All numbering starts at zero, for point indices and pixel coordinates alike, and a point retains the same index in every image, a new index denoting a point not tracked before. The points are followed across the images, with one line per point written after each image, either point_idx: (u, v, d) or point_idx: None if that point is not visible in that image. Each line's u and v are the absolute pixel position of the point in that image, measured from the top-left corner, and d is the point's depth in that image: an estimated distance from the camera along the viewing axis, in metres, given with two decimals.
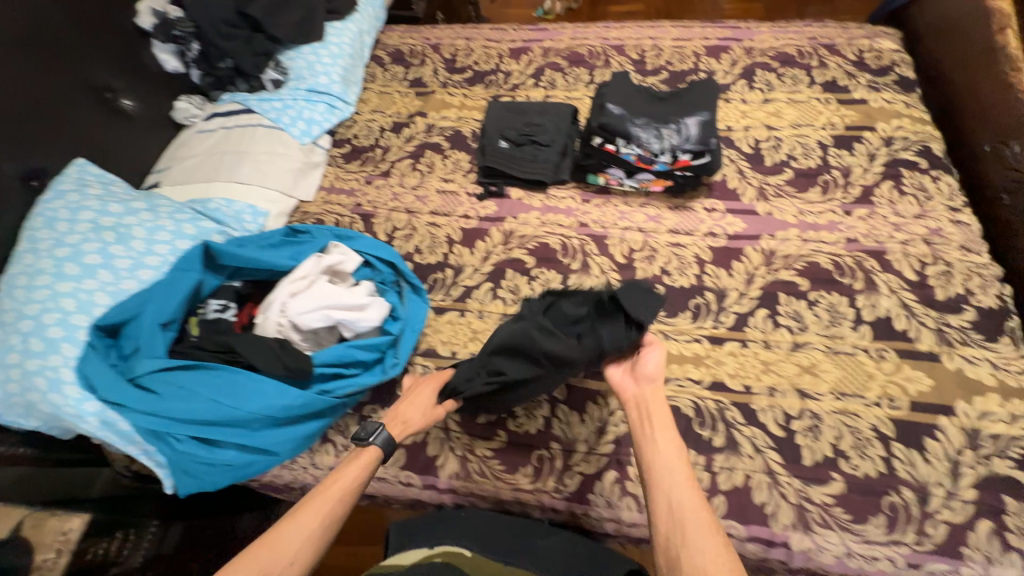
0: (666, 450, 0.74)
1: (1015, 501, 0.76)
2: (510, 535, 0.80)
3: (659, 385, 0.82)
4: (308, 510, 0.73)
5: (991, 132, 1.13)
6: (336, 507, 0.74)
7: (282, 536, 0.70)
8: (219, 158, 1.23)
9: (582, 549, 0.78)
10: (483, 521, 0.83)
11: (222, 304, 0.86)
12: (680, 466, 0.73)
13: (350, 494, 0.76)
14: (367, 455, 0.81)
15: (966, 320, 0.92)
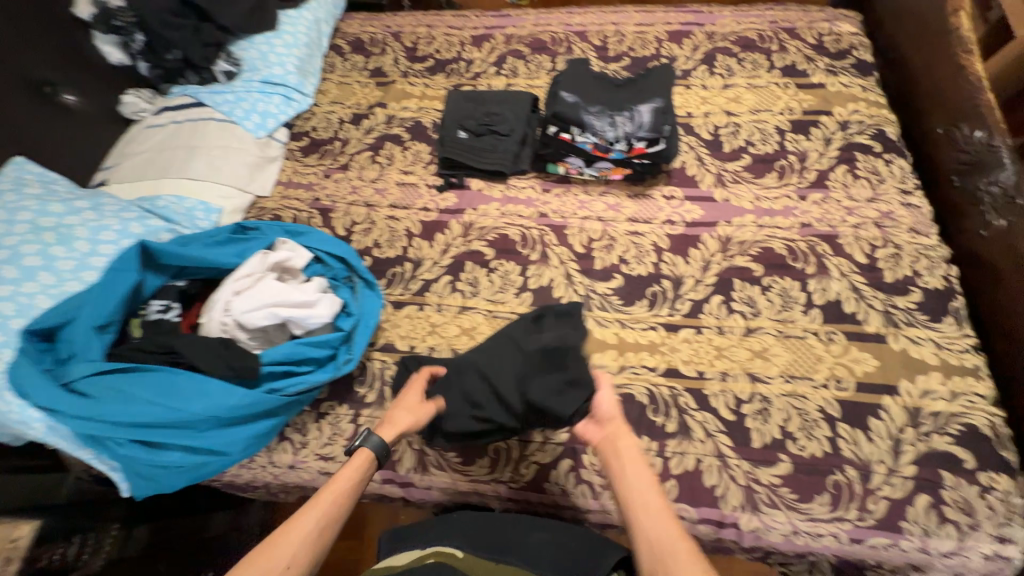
0: (644, 480, 0.69)
1: (951, 475, 0.79)
2: (502, 532, 0.78)
3: (619, 420, 0.77)
4: (309, 509, 0.69)
5: (943, 117, 1.15)
6: (336, 508, 0.71)
7: (282, 536, 0.66)
8: (170, 153, 1.20)
9: (577, 544, 0.76)
10: (475, 520, 0.81)
11: (165, 305, 0.84)
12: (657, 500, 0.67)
13: (348, 498, 0.73)
14: (361, 458, 0.76)
15: (912, 301, 0.93)
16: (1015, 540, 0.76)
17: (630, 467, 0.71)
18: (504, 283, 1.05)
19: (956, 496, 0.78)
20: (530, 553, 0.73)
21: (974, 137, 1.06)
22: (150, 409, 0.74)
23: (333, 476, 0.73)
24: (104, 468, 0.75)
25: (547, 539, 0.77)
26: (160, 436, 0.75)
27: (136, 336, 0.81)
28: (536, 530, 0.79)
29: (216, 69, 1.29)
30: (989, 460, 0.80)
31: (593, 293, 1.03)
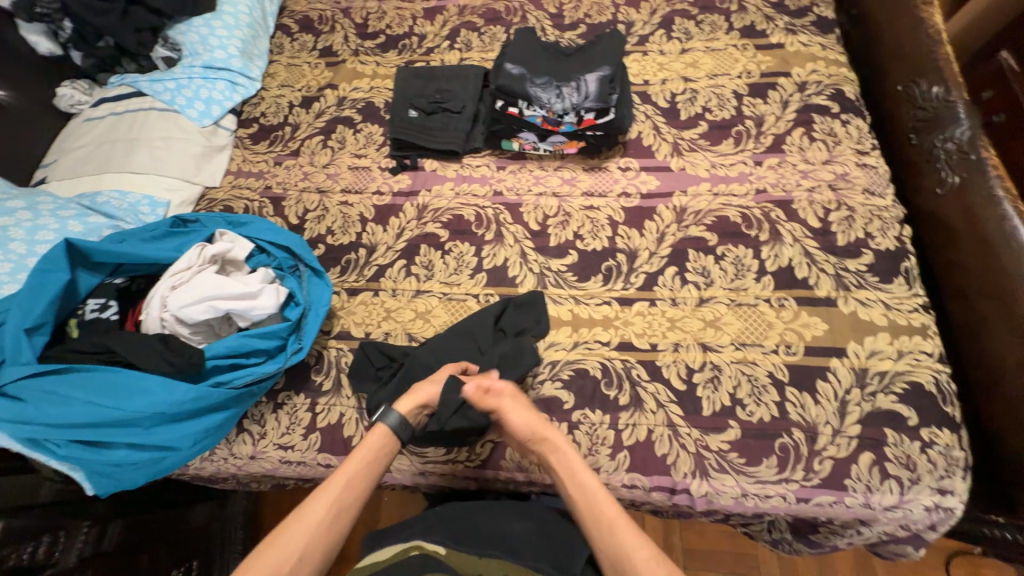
0: (595, 491, 0.74)
1: (894, 432, 0.81)
2: (486, 521, 0.78)
3: (543, 435, 0.79)
4: (319, 497, 0.71)
5: (905, 72, 1.11)
6: (345, 495, 0.72)
7: (292, 525, 0.69)
8: (111, 147, 1.16)
9: (557, 533, 0.77)
10: (458, 509, 0.80)
11: (100, 303, 0.82)
12: (612, 509, 0.72)
13: (358, 481, 0.74)
14: (377, 434, 0.78)
15: (863, 264, 0.93)
16: (955, 491, 0.78)
17: (579, 481, 0.75)
18: (458, 265, 1.04)
19: (899, 452, 0.80)
20: (513, 544, 0.73)
21: (932, 93, 1.04)
22: (88, 409, 0.73)
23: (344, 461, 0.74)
24: (63, 469, 0.75)
25: (530, 529, 0.77)
26: (105, 434, 0.74)
27: (73, 336, 0.80)
28: (520, 518, 0.79)
29: (154, 56, 1.26)
30: (932, 416, 0.81)
31: (548, 271, 1.01)
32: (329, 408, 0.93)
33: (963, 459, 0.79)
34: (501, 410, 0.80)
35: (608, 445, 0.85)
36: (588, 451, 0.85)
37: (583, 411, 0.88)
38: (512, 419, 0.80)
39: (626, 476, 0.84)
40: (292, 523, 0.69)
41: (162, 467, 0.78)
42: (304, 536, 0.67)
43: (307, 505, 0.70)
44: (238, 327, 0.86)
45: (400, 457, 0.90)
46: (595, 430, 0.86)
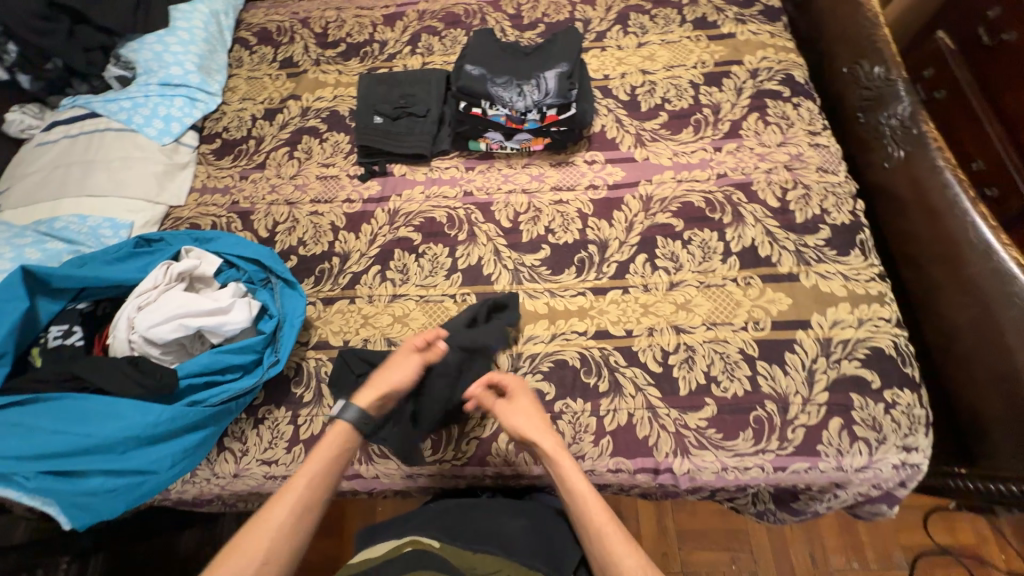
0: (589, 497, 0.75)
1: (859, 397, 0.84)
2: (481, 518, 0.79)
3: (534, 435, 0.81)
4: (283, 502, 0.72)
5: (849, 55, 1.17)
6: (309, 495, 0.74)
7: (255, 533, 0.70)
8: (66, 170, 1.12)
9: (549, 532, 0.79)
10: (455, 506, 0.82)
11: (64, 330, 0.80)
12: (603, 517, 0.73)
13: (323, 479, 0.76)
14: (338, 431, 0.79)
15: (821, 239, 0.97)
16: (918, 447, 0.82)
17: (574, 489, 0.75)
18: (433, 267, 1.04)
19: (865, 415, 0.83)
20: (508, 541, 0.75)
21: (875, 74, 1.09)
22: (57, 438, 0.72)
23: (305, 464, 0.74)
24: (37, 504, 0.73)
25: (525, 526, 0.78)
26: (76, 462, 0.72)
27: (36, 365, 0.78)
28: (514, 515, 0.81)
29: (106, 75, 1.23)
30: (894, 378, 0.85)
31: (522, 266, 1.03)
32: (312, 419, 0.92)
33: (924, 416, 0.83)
34: (501, 418, 0.82)
35: (591, 433, 0.87)
36: (572, 439, 0.87)
37: (564, 401, 0.89)
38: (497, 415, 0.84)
39: (611, 461, 0.85)
40: (258, 529, 0.70)
41: (140, 492, 0.76)
42: (267, 539, 0.69)
43: (270, 510, 0.71)
44: (211, 343, 0.85)
45: (387, 462, 0.90)
46: (578, 419, 0.88)
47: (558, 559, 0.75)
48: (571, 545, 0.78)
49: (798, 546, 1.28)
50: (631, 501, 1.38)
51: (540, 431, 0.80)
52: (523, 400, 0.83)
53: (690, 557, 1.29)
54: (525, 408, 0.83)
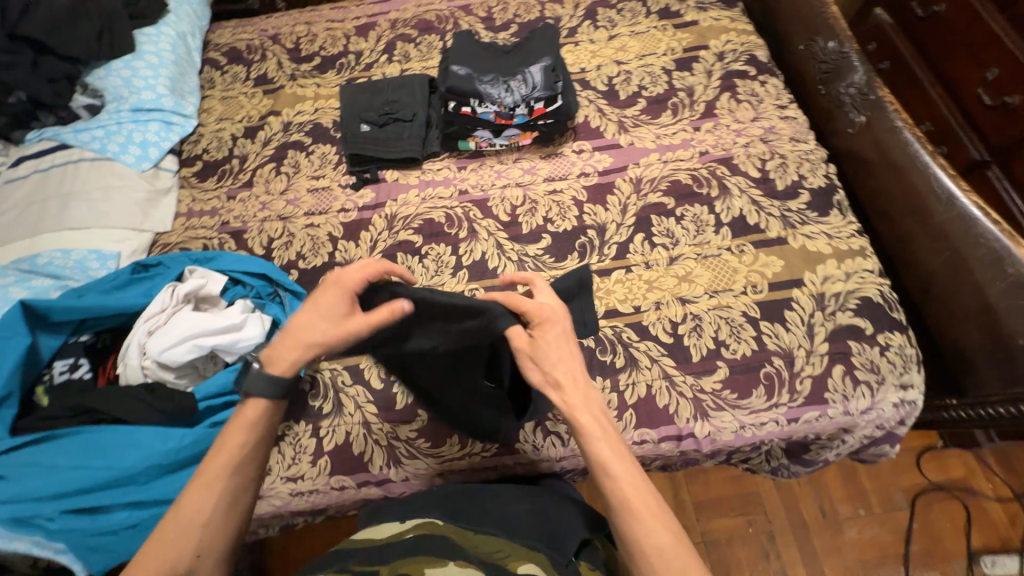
0: (611, 469, 0.64)
1: (856, 343, 0.90)
2: (485, 502, 0.79)
3: (560, 386, 0.67)
4: (202, 494, 0.63)
5: (804, 33, 1.26)
6: (231, 483, 0.64)
7: (177, 530, 0.61)
8: (41, 206, 1.07)
9: (553, 514, 0.77)
10: (459, 490, 0.81)
11: (70, 363, 0.78)
12: (632, 494, 0.63)
13: (244, 463, 0.66)
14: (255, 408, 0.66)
15: (803, 202, 1.04)
16: (914, 384, 0.89)
17: (594, 459, 0.65)
18: (438, 266, 1.05)
19: (863, 359, 0.89)
20: (508, 524, 0.74)
21: (828, 48, 1.19)
22: (78, 475, 0.69)
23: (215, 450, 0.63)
24: (47, 554, 0.69)
25: (526, 510, 0.77)
26: (98, 498, 0.70)
27: (44, 404, 0.75)
28: (518, 500, 0.80)
29: (75, 105, 1.19)
30: (884, 323, 0.92)
31: (526, 257, 1.05)
32: (333, 430, 0.91)
33: (914, 354, 0.90)
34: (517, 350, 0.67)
35: (614, 407, 0.89)
36: None
37: None
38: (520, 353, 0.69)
39: (636, 433, 0.88)
40: (176, 524, 0.61)
41: None
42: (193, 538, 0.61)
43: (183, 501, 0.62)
44: (224, 363, 0.83)
45: (415, 463, 0.90)
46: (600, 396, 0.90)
47: (560, 542, 0.71)
48: (576, 529, 0.74)
49: (809, 500, 1.34)
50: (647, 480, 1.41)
51: (564, 380, 0.67)
52: (548, 335, 0.67)
53: (709, 525, 1.33)
54: (545, 353, 0.67)
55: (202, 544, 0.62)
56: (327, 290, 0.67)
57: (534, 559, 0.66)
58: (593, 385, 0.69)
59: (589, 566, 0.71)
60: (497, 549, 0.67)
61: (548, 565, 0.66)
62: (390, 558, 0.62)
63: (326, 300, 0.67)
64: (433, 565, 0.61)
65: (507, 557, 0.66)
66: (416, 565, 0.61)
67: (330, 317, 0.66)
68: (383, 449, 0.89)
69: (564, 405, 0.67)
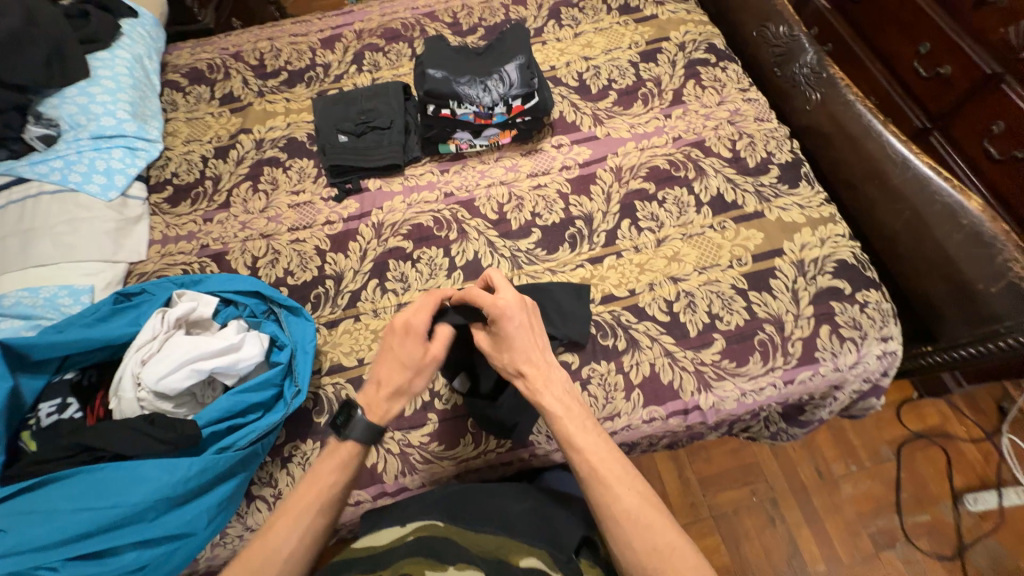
0: (578, 442, 0.70)
1: (838, 303, 0.96)
2: (485, 500, 0.78)
3: (523, 374, 0.75)
4: (291, 525, 0.66)
5: (756, 20, 1.34)
6: (319, 519, 0.67)
7: (262, 557, 0.63)
8: (1, 245, 1.01)
9: (553, 512, 0.76)
10: (461, 491, 0.80)
11: (55, 405, 0.74)
12: (598, 463, 0.69)
13: (329, 506, 0.69)
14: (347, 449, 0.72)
15: (774, 177, 1.10)
16: (893, 335, 0.95)
17: (561, 435, 0.72)
18: (432, 269, 1.05)
19: (846, 317, 0.95)
20: (510, 521, 0.74)
21: (780, 32, 1.28)
22: (80, 517, 0.65)
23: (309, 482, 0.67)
24: None
25: (527, 508, 0.77)
26: (102, 541, 0.66)
27: (32, 450, 0.71)
28: (520, 498, 0.79)
29: (28, 136, 1.12)
30: (861, 282, 0.98)
31: (518, 253, 1.06)
32: None
33: (891, 308, 0.96)
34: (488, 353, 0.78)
35: (621, 389, 0.91)
36: (606, 401, 0.91)
37: (590, 366, 0.93)
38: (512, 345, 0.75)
39: (645, 412, 0.90)
40: (262, 551, 0.64)
41: (176, 558, 0.71)
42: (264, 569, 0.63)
43: (273, 530, 0.65)
44: (224, 386, 0.81)
45: (430, 467, 0.89)
46: (606, 379, 0.92)
47: (560, 539, 0.71)
48: (573, 529, 0.73)
49: (805, 461, 1.40)
50: (651, 462, 1.43)
51: (525, 368, 0.75)
52: (512, 329, 0.74)
53: (716, 499, 1.37)
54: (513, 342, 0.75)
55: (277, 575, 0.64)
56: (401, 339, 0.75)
57: (534, 554, 0.69)
58: (556, 367, 0.77)
59: (589, 564, 0.71)
60: (496, 546, 0.70)
61: (547, 560, 0.68)
62: (393, 560, 0.66)
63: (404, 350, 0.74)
64: (432, 570, 0.65)
65: (507, 552, 0.69)
66: (416, 567, 0.65)
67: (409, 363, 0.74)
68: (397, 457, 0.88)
69: (530, 390, 0.75)
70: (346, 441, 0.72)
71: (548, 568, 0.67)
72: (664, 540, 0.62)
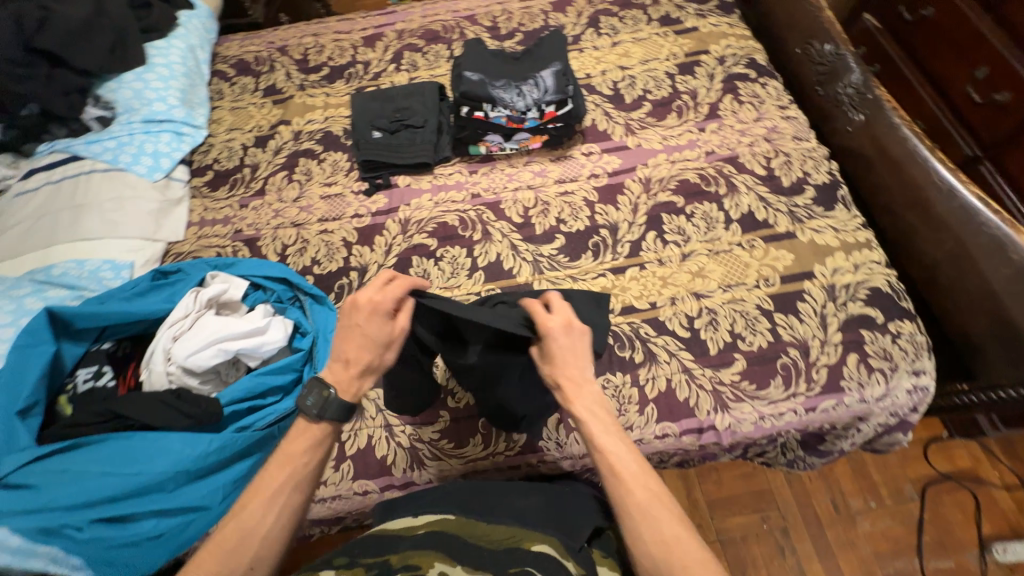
0: (598, 434, 0.69)
1: (869, 332, 0.92)
2: (494, 496, 0.78)
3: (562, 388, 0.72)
4: (266, 505, 0.61)
5: (800, 37, 1.31)
6: (296, 496, 0.62)
7: (236, 539, 0.58)
8: (53, 217, 1.07)
9: (561, 506, 0.77)
10: (466, 487, 0.80)
11: (93, 372, 0.78)
12: (615, 455, 0.67)
13: (303, 482, 0.64)
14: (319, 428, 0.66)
15: (809, 198, 1.07)
16: (926, 370, 0.91)
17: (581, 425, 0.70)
18: (454, 269, 1.06)
19: (877, 347, 0.91)
20: (521, 514, 0.73)
21: (825, 50, 1.24)
22: (107, 481, 0.69)
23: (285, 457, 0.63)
24: (63, 571, 0.68)
25: (538, 501, 0.77)
26: (122, 507, 0.69)
27: (67, 414, 0.75)
28: (525, 495, 0.79)
29: (87, 117, 1.19)
30: (894, 312, 0.94)
31: (541, 258, 1.06)
32: (354, 434, 0.91)
33: (925, 342, 0.92)
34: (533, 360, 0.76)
35: (636, 403, 0.90)
36: (619, 413, 0.90)
37: (605, 377, 0.92)
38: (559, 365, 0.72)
39: (657, 427, 0.89)
40: (237, 531, 0.59)
41: (186, 535, 0.73)
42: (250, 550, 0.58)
43: (246, 510, 0.60)
44: (247, 367, 0.83)
45: (437, 465, 0.90)
46: (620, 391, 0.91)
47: (572, 529, 0.71)
48: (588, 517, 0.75)
49: (822, 494, 1.35)
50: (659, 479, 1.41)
51: (562, 380, 0.72)
52: (556, 347, 0.72)
53: (725, 524, 1.33)
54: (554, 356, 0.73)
55: (256, 554, 0.59)
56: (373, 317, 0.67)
57: (548, 541, 0.66)
58: (592, 382, 0.73)
59: (601, 554, 0.71)
60: (509, 535, 0.67)
61: (559, 548, 0.65)
62: (401, 549, 0.62)
63: (373, 330, 0.67)
64: (441, 562, 0.60)
65: (519, 539, 0.66)
66: (424, 558, 0.61)
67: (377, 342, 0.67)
68: (406, 451, 0.90)
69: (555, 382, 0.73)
70: (319, 420, 0.66)
71: (562, 556, 0.64)
72: (675, 539, 0.60)
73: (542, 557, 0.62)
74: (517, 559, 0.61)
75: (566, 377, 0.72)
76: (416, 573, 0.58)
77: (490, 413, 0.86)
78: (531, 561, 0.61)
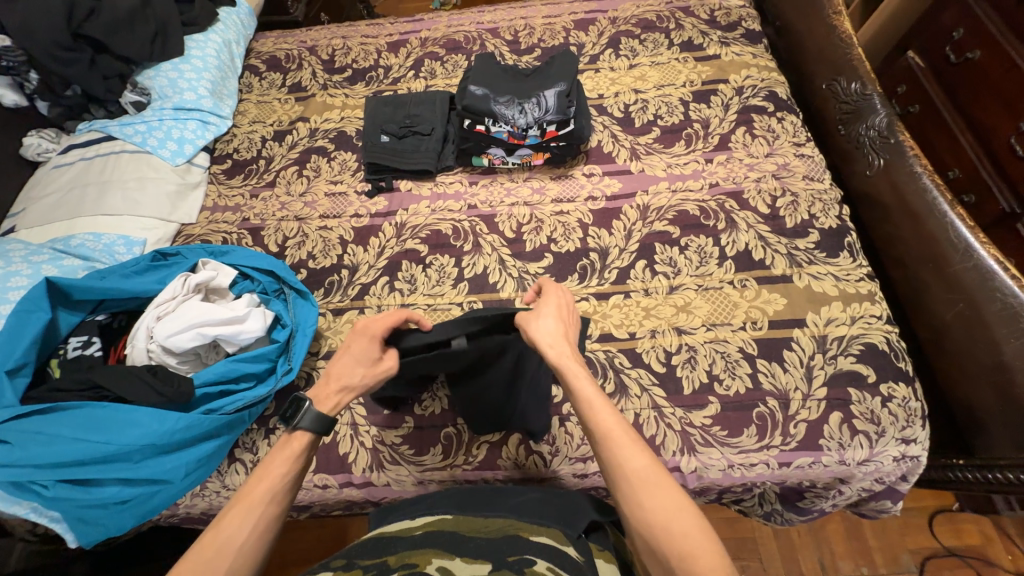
0: (595, 400, 0.65)
1: (857, 391, 0.87)
2: (491, 497, 0.76)
3: (552, 341, 0.71)
4: (242, 516, 0.59)
5: (827, 73, 1.26)
6: (272, 508, 0.61)
7: (210, 551, 0.56)
8: (82, 191, 1.15)
9: (559, 501, 0.75)
10: (463, 490, 0.78)
11: (84, 341, 0.85)
12: (611, 421, 0.63)
13: (281, 493, 0.63)
14: (299, 440, 0.67)
15: (811, 241, 1.02)
16: (917, 439, 0.85)
17: (578, 393, 0.66)
18: (440, 277, 1.08)
19: (863, 409, 0.86)
20: (516, 509, 0.72)
21: (851, 89, 1.19)
22: (77, 447, 0.73)
23: (263, 467, 0.64)
24: (43, 521, 0.75)
25: (536, 497, 0.75)
26: (90, 472, 0.74)
27: (55, 375, 0.82)
28: (522, 492, 0.78)
29: (123, 100, 1.27)
30: (888, 372, 0.88)
31: (526, 275, 1.06)
32: None
33: (919, 409, 0.86)
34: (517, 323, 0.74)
35: None
36: (581, 441, 0.90)
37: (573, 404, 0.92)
38: (545, 324, 0.73)
39: None
40: (213, 541, 0.57)
41: (150, 503, 0.77)
42: (228, 560, 0.56)
43: (224, 519, 0.59)
44: (225, 351, 0.88)
45: (397, 470, 0.91)
46: None
47: (570, 518, 0.70)
48: (586, 510, 0.73)
49: (809, 552, 1.27)
50: None
51: (549, 334, 0.71)
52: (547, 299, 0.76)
53: None
54: (542, 311, 0.75)
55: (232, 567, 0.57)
56: (357, 339, 0.74)
57: (546, 533, 0.65)
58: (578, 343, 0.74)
59: (598, 547, 0.68)
60: (505, 526, 0.66)
61: (558, 537, 0.64)
62: (397, 550, 0.59)
63: (358, 351, 0.73)
64: (440, 557, 0.57)
65: (517, 528, 0.65)
66: (422, 556, 0.57)
67: (364, 360, 0.73)
68: (369, 451, 0.91)
69: (554, 351, 0.69)
70: (296, 430, 0.68)
71: (561, 544, 0.63)
72: (674, 504, 0.56)
73: (542, 546, 0.61)
74: (516, 547, 0.60)
75: (555, 327, 0.73)
76: (413, 569, 0.55)
77: (476, 418, 0.88)
78: (530, 550, 0.60)
